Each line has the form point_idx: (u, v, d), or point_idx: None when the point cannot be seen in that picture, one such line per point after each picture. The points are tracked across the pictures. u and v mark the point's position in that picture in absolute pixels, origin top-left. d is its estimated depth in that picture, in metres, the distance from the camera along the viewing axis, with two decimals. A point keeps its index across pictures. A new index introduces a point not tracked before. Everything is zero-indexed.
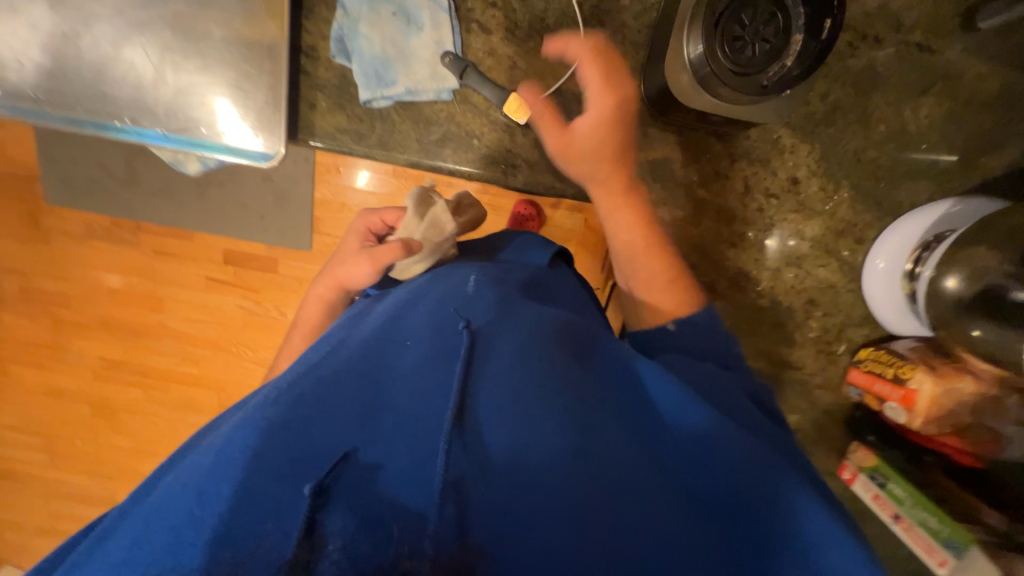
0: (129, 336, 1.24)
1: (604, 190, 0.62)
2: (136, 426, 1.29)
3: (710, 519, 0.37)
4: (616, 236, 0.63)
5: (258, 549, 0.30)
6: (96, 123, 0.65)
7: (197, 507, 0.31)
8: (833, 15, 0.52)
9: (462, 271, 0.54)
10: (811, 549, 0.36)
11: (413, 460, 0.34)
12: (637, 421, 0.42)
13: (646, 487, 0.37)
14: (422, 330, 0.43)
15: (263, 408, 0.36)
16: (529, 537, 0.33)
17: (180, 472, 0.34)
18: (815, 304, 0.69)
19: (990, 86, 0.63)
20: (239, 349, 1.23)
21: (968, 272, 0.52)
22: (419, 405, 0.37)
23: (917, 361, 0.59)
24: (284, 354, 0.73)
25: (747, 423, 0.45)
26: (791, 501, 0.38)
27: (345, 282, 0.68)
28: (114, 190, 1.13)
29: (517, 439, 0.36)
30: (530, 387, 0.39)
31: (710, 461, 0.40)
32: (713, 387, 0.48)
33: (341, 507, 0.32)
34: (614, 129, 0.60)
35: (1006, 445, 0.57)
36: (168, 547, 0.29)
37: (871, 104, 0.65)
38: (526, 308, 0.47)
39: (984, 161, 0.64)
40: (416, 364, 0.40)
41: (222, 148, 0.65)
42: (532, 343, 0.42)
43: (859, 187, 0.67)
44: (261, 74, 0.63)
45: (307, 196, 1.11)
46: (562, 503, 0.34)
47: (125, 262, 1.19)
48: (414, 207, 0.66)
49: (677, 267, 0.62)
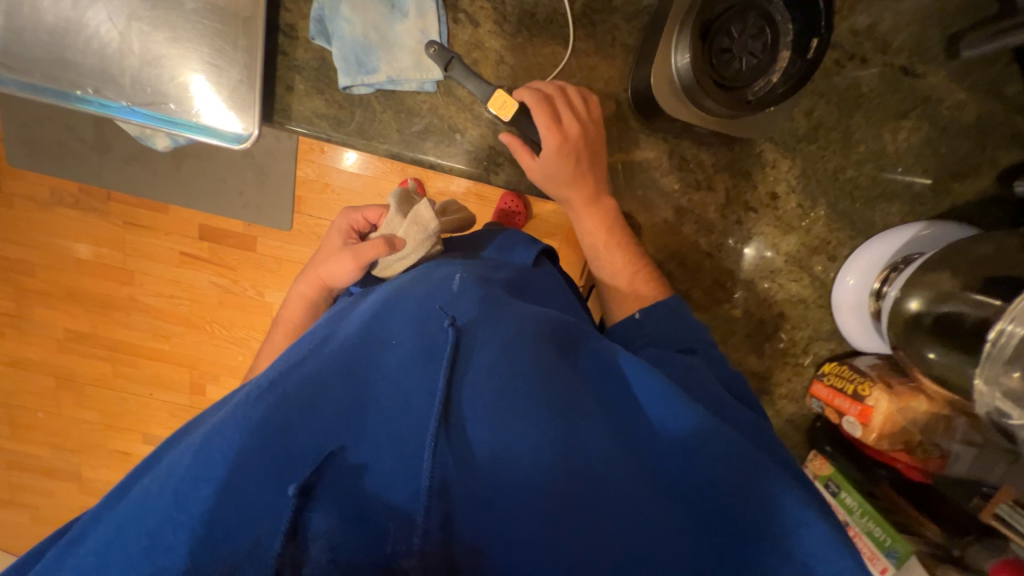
0: (96, 309, 1.19)
1: (574, 197, 0.66)
2: (101, 401, 1.24)
3: (697, 512, 0.39)
4: (587, 239, 0.67)
5: (255, 546, 0.32)
6: (55, 91, 0.61)
7: (176, 510, 0.31)
8: (819, 37, 0.56)
9: (451, 267, 0.53)
10: (795, 536, 0.37)
11: (395, 461, 0.36)
12: (625, 417, 0.43)
13: (634, 482, 0.38)
14: (407, 327, 0.41)
15: (245, 407, 0.35)
16: (518, 531, 0.36)
17: (156, 474, 0.34)
18: (785, 316, 0.71)
19: (967, 114, 0.64)
20: (212, 327, 1.20)
21: (930, 295, 0.52)
22: (406, 403, 0.38)
23: (875, 379, 0.62)
24: (265, 352, 0.73)
25: (733, 417, 0.47)
26: (779, 493, 0.39)
27: (328, 281, 0.69)
28: (84, 157, 1.08)
29: (500, 438, 0.37)
30: (521, 385, 0.39)
31: (694, 459, 0.40)
32: (701, 385, 0.49)
33: (325, 506, 0.35)
34: (572, 164, 0.64)
35: (952, 462, 0.61)
36: (143, 553, 0.30)
37: (852, 124, 0.66)
38: (513, 305, 0.47)
39: (955, 187, 0.66)
40: (398, 362, 0.39)
41: (195, 126, 0.63)
42: (518, 341, 0.42)
43: (835, 205, 0.68)
44: (235, 51, 0.60)
45: (289, 174, 1.08)
46: (551, 498, 0.36)
47: (94, 232, 1.14)
48: (398, 204, 0.67)
49: (645, 266, 0.66)
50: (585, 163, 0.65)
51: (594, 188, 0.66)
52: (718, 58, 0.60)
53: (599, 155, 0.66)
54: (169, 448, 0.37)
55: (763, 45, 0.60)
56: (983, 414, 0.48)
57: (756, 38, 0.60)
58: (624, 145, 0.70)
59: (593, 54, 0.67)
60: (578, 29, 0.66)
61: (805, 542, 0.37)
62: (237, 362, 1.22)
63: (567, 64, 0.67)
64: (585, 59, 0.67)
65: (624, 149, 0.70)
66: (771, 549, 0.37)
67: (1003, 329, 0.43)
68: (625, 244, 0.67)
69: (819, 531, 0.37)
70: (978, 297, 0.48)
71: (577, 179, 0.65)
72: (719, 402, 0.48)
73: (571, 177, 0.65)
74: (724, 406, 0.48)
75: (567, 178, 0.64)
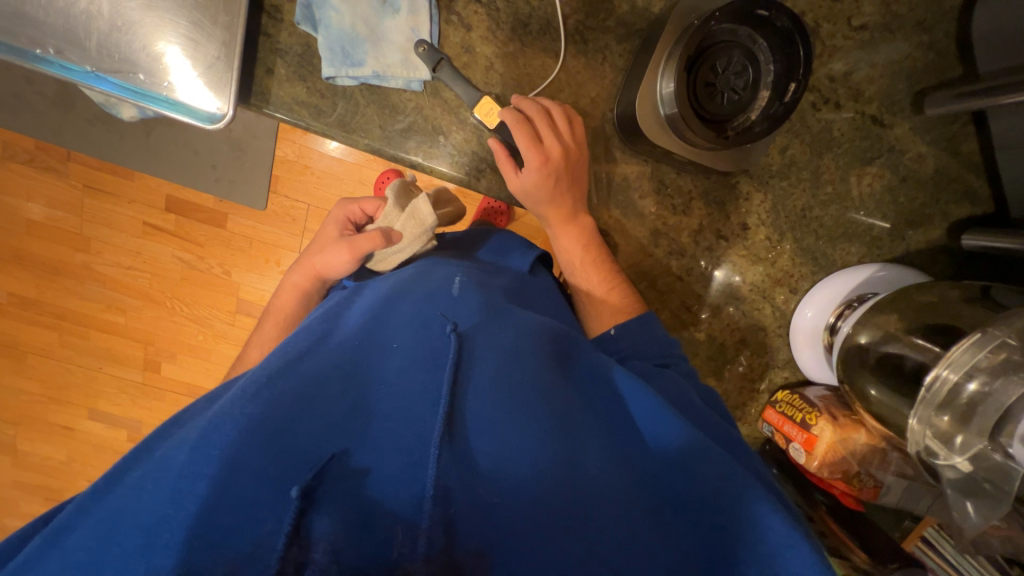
0: (46, 274, 1.12)
1: (556, 211, 0.67)
2: (45, 372, 1.17)
3: (688, 526, 0.41)
4: (566, 253, 0.69)
5: (255, 547, 0.32)
6: (10, 47, 0.57)
7: (170, 507, 0.33)
8: (796, 82, 0.59)
9: (445, 269, 0.59)
10: (785, 561, 0.38)
11: (401, 467, 0.38)
12: (618, 433, 0.47)
13: (627, 494, 0.41)
14: (407, 333, 0.47)
15: (240, 405, 0.38)
16: (517, 542, 0.37)
17: (148, 469, 0.35)
18: (745, 343, 0.74)
19: (927, 166, 0.68)
20: (172, 303, 1.15)
21: (878, 334, 0.55)
22: (408, 405, 0.41)
23: (822, 410, 0.65)
24: (255, 341, 0.73)
25: (714, 431, 0.50)
26: (768, 513, 0.40)
27: (323, 272, 0.69)
28: (44, 113, 1.02)
29: (501, 446, 0.40)
30: (519, 397, 0.43)
31: (682, 474, 0.44)
32: (687, 402, 0.52)
33: (327, 509, 0.35)
34: (552, 183, 0.64)
35: (883, 491, 0.66)
36: (137, 550, 0.31)
37: (823, 163, 0.70)
38: (509, 316, 0.52)
39: (910, 234, 0.69)
40: (401, 365, 0.44)
41: (163, 99, 0.59)
42: (514, 354, 0.47)
43: (801, 240, 0.71)
44: (215, 27, 0.58)
45: (267, 152, 1.06)
46: (548, 506, 0.38)
47: (50, 194, 1.08)
48: (396, 198, 0.70)
49: (622, 282, 0.68)
50: (565, 181, 0.65)
51: (574, 206, 0.67)
52: (703, 90, 0.62)
53: (581, 173, 0.67)
54: (162, 440, 0.39)
55: (745, 83, 0.62)
56: (913, 452, 0.49)
57: (738, 76, 0.62)
58: (606, 162, 0.71)
59: (582, 70, 0.68)
60: (570, 45, 0.66)
61: (788, 562, 0.37)
62: (197, 341, 1.17)
63: (557, 77, 0.67)
64: (575, 75, 0.68)
65: (605, 167, 0.71)
66: (763, 568, 0.37)
67: (938, 374, 0.45)
68: (600, 260, 0.68)
69: (804, 553, 0.38)
70: (920, 341, 0.51)
71: (556, 195, 0.65)
72: (695, 410, 0.52)
73: (549, 195, 0.65)
74: (702, 419, 0.51)
75: (547, 195, 0.65)
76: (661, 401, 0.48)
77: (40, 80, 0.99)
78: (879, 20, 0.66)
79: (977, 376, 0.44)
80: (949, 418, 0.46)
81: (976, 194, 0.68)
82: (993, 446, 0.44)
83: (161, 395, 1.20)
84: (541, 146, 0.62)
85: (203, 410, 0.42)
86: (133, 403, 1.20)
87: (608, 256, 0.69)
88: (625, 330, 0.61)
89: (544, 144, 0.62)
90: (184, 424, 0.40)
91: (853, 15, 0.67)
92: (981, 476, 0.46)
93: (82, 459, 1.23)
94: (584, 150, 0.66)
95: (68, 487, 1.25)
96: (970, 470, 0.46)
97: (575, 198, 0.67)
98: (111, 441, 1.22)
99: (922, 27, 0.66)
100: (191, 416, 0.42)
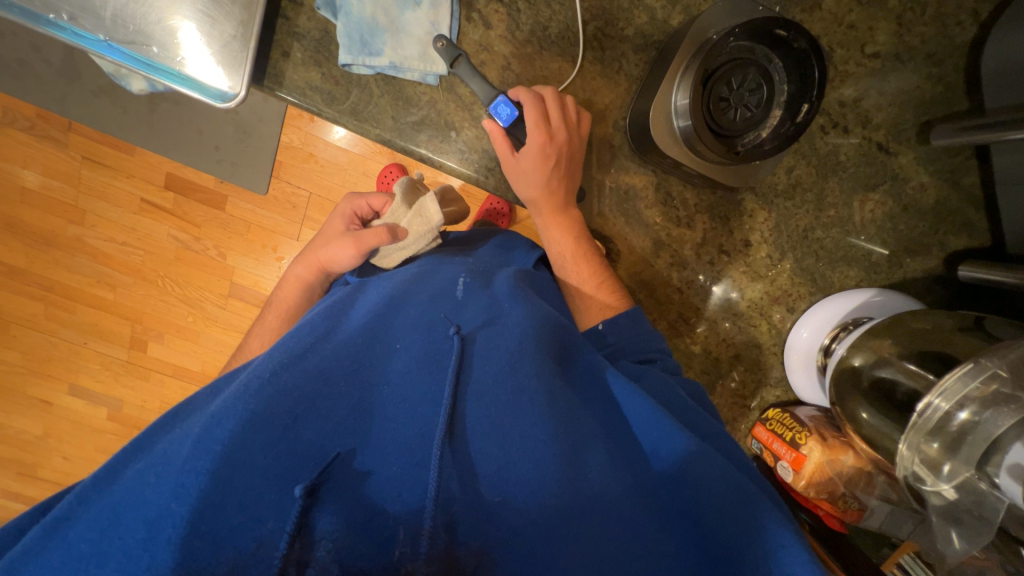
0: (35, 245, 1.10)
1: (546, 200, 0.67)
2: (26, 342, 1.15)
3: (685, 537, 0.41)
4: (552, 243, 0.68)
5: (258, 546, 0.34)
6: (26, 11, 0.57)
7: (173, 502, 0.34)
8: (808, 104, 0.60)
9: (449, 268, 0.59)
10: (778, 561, 0.38)
11: (402, 467, 0.39)
12: (619, 442, 0.46)
13: (628, 504, 0.40)
14: (411, 333, 0.48)
15: (244, 399, 0.39)
16: (516, 546, 0.37)
17: (150, 461, 0.36)
18: (739, 358, 0.74)
19: (928, 196, 0.69)
20: (164, 282, 1.13)
21: (872, 358, 0.55)
22: (410, 407, 0.42)
23: (812, 430, 0.67)
24: (256, 332, 0.72)
25: (708, 431, 0.51)
26: (765, 514, 0.40)
27: (328, 265, 0.69)
28: (49, 81, 1.01)
29: (503, 451, 0.41)
30: (520, 404, 0.43)
31: (685, 484, 0.43)
32: (678, 404, 0.52)
33: (331, 508, 0.37)
34: (548, 165, 0.65)
35: (868, 515, 0.69)
36: (139, 544, 0.32)
37: (828, 187, 0.71)
38: (513, 312, 0.52)
39: (907, 261, 0.70)
40: (406, 365, 0.45)
41: (172, 72, 0.59)
42: (518, 355, 0.47)
43: (802, 260, 0.72)
44: (233, 5, 0.58)
45: (272, 137, 1.07)
46: (549, 515, 0.38)
47: (47, 163, 1.06)
48: (403, 195, 0.69)
49: (606, 275, 0.67)
50: (560, 166, 0.65)
51: (565, 195, 0.68)
52: (716, 105, 0.62)
53: (577, 161, 0.67)
54: (164, 430, 0.40)
55: (758, 101, 0.63)
56: (900, 477, 0.47)
57: (752, 93, 0.63)
58: (612, 170, 0.71)
59: (598, 76, 0.68)
60: (587, 51, 0.67)
61: (786, 561, 0.37)
62: (187, 322, 1.15)
63: (570, 82, 0.68)
64: (590, 80, 0.68)
65: (613, 173, 0.71)
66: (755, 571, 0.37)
67: (929, 402, 0.43)
68: (589, 254, 0.68)
69: (800, 552, 0.38)
70: (914, 367, 0.51)
71: (548, 179, 0.65)
72: (686, 410, 0.52)
73: (540, 175, 0.65)
74: (701, 426, 0.51)
75: (542, 181, 0.65)
76: (659, 408, 0.47)
77: (47, 49, 1.00)
78: (891, 49, 0.68)
79: (968, 405, 0.43)
80: (937, 445, 0.45)
81: (974, 227, 0.68)
82: (979, 474, 0.44)
83: (145, 374, 1.17)
84: (545, 128, 0.62)
85: (207, 402, 0.43)
86: (115, 381, 1.17)
87: (594, 248, 0.68)
88: (619, 328, 0.61)
89: (548, 129, 0.62)
90: (187, 415, 0.41)
91: (866, 42, 0.68)
92: (966, 505, 0.45)
93: (58, 435, 1.20)
94: (581, 137, 0.65)
95: (42, 463, 1.21)
96: (955, 497, 0.45)
97: (569, 188, 0.68)
98: (91, 418, 1.19)
99: (933, 60, 0.67)
100: (195, 407, 0.42)
